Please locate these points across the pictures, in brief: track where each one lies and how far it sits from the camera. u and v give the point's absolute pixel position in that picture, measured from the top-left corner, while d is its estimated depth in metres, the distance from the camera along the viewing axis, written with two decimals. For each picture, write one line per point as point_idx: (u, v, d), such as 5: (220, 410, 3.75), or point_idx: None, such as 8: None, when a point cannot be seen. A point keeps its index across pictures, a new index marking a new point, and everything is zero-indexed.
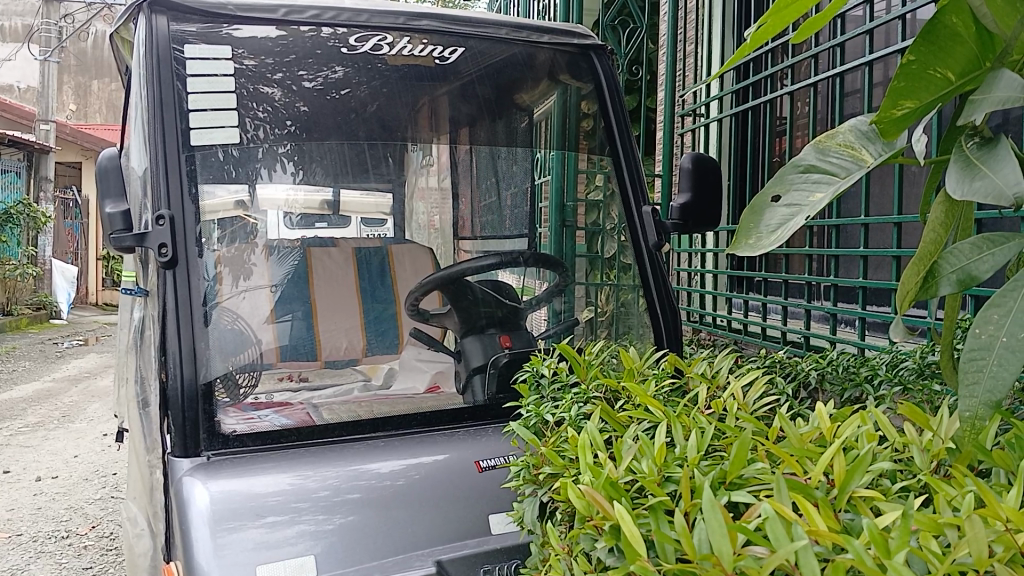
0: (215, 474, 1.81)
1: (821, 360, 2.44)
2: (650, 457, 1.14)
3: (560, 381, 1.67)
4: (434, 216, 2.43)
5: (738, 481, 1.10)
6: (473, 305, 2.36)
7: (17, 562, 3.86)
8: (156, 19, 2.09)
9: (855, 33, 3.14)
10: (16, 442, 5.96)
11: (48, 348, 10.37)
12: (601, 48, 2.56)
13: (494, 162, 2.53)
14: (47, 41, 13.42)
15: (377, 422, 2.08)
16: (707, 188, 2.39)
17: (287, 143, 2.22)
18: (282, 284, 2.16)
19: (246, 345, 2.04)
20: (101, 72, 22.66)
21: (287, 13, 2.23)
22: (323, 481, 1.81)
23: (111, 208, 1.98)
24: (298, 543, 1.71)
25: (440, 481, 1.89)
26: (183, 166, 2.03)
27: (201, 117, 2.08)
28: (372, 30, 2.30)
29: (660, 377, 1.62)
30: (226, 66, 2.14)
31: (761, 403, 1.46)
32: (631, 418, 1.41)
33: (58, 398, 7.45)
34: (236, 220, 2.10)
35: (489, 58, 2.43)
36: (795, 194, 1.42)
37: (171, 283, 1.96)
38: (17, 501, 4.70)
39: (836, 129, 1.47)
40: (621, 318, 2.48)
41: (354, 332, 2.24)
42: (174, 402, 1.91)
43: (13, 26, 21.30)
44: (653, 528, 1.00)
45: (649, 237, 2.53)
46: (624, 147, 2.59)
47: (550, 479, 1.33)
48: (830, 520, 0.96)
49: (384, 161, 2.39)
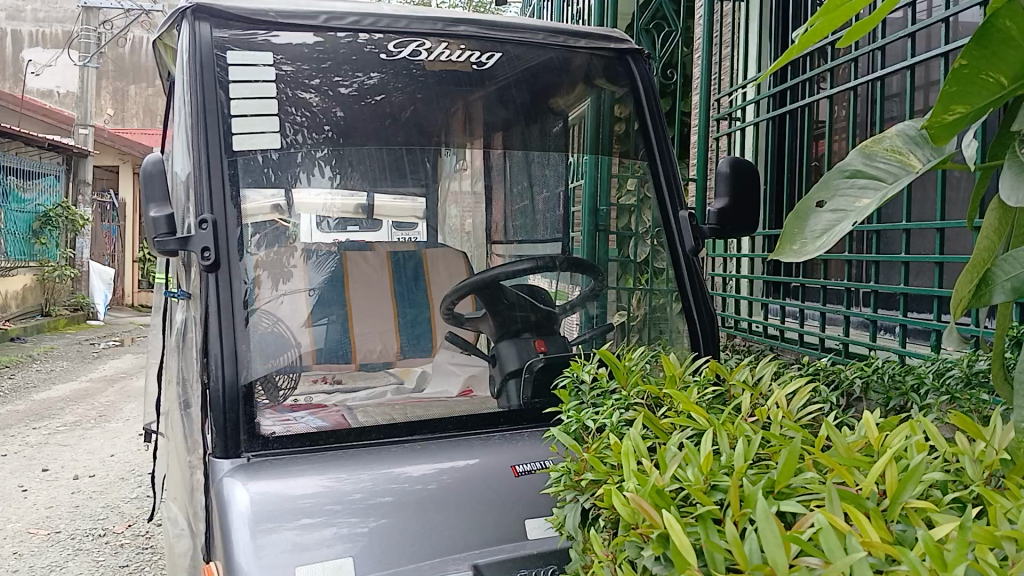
0: (255, 475, 1.84)
1: (866, 368, 2.39)
2: (696, 466, 1.13)
3: (601, 387, 1.65)
4: (466, 219, 2.44)
5: (787, 490, 1.08)
6: (509, 309, 2.36)
7: (55, 559, 3.93)
8: (199, 26, 2.12)
9: (896, 36, 3.07)
10: (54, 441, 6.06)
11: (86, 350, 10.53)
12: (638, 52, 2.56)
13: (528, 167, 2.51)
14: (86, 47, 13.62)
15: (413, 426, 2.09)
16: (745, 194, 2.37)
17: (325, 147, 2.26)
18: (320, 288, 2.18)
19: (286, 348, 2.06)
20: (138, 78, 23.04)
21: (327, 19, 2.25)
22: (357, 485, 1.83)
23: (155, 212, 1.98)
24: (334, 545, 1.71)
25: (472, 486, 1.89)
26: (226, 170, 2.05)
27: (243, 122, 2.11)
28: (411, 36, 2.31)
29: (702, 384, 1.60)
30: (266, 72, 2.16)
31: (805, 412, 1.43)
32: (673, 425, 1.39)
33: (95, 398, 7.58)
34: (269, 223, 2.11)
35: (525, 63, 2.44)
36: (840, 200, 1.45)
37: (214, 286, 1.99)
38: (55, 499, 4.79)
39: (883, 133, 1.50)
40: (654, 322, 2.48)
41: (388, 335, 2.26)
42: (216, 402, 1.93)
43: (54, 32, 21.78)
44: (702, 537, 0.99)
45: (686, 242, 2.50)
46: (660, 148, 2.56)
47: (592, 485, 1.32)
48: (882, 532, 0.95)
49: (422, 165, 2.41)
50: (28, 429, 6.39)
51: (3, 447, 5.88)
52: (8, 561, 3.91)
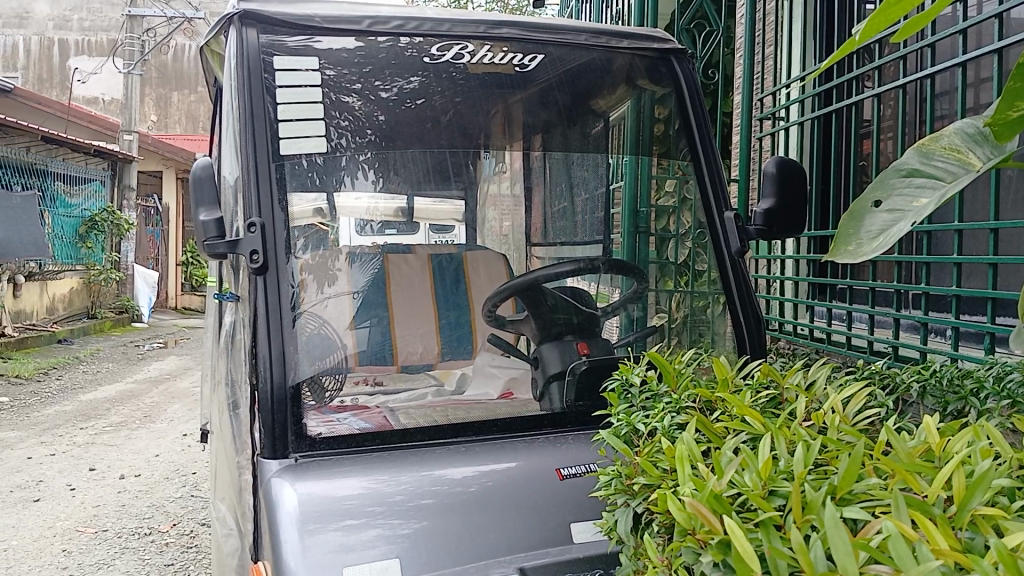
0: (303, 475, 1.86)
1: (924, 371, 2.34)
2: (754, 471, 1.11)
3: (651, 390, 1.63)
4: (504, 221, 2.46)
5: (849, 496, 1.06)
6: (551, 312, 2.36)
7: (103, 557, 4.01)
8: (246, 32, 2.14)
9: (946, 33, 2.98)
10: (101, 441, 6.19)
11: (130, 351, 10.72)
12: (682, 52, 2.52)
13: (568, 168, 2.51)
14: (130, 55, 13.85)
15: (457, 428, 2.09)
16: (792, 194, 2.33)
17: (368, 151, 2.28)
18: (363, 290, 2.19)
19: (332, 349, 2.08)
20: (180, 84, 23.44)
21: (371, 24, 2.25)
22: (398, 487, 1.84)
23: (205, 215, 2.00)
24: (376, 547, 1.71)
25: (514, 488, 1.89)
26: (273, 175, 2.07)
27: (290, 127, 2.13)
28: (453, 39, 2.31)
29: (755, 388, 1.57)
30: (313, 78, 2.19)
31: (862, 416, 1.40)
32: (728, 428, 1.37)
33: (140, 399, 7.71)
34: (312, 227, 2.12)
35: (567, 64, 2.41)
36: (897, 200, 1.43)
37: (263, 289, 2.01)
38: (103, 498, 4.89)
39: (940, 132, 1.49)
40: (694, 325, 2.44)
41: (430, 336, 2.27)
42: (265, 404, 1.96)
43: (99, 41, 22.30)
44: (764, 544, 0.98)
45: (731, 243, 2.47)
46: (706, 151, 2.53)
47: (644, 489, 1.31)
48: (951, 539, 0.93)
49: (465, 168, 2.44)
50: (75, 428, 6.52)
51: (52, 446, 6.01)
52: (58, 558, 4.00)
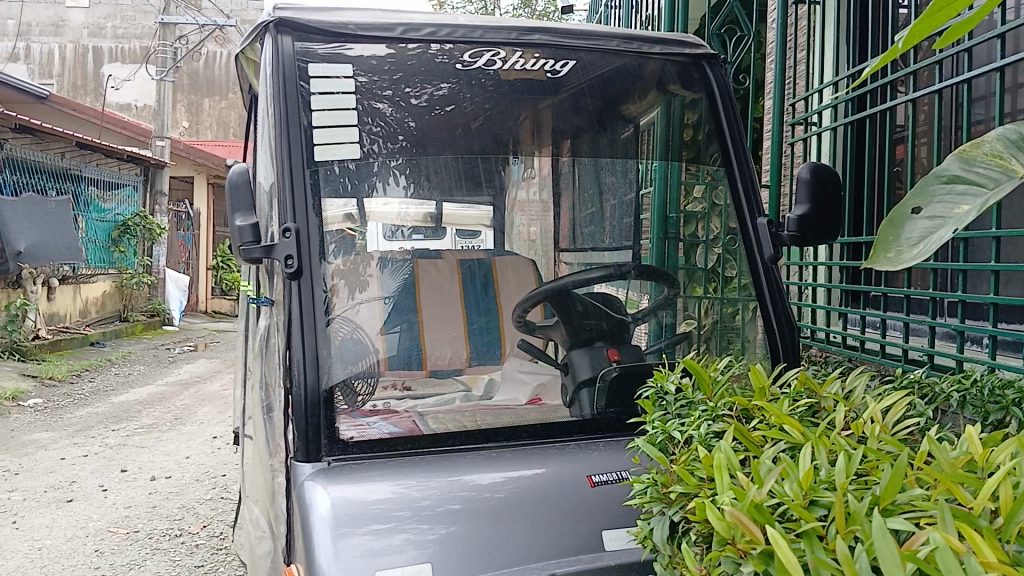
0: (335, 479, 1.87)
1: (964, 381, 2.30)
2: (795, 481, 1.10)
3: (686, 398, 1.62)
4: (533, 228, 2.44)
5: (891, 507, 1.05)
6: (582, 318, 2.37)
7: (134, 558, 4.06)
8: (282, 40, 2.16)
9: (983, 37, 2.94)
10: (132, 442, 6.27)
11: (161, 354, 10.86)
12: (715, 58, 2.50)
13: (597, 174, 2.50)
14: (163, 62, 14.05)
15: (487, 433, 2.10)
16: (826, 199, 2.31)
17: (400, 157, 2.29)
18: (395, 295, 2.20)
19: (365, 354, 2.10)
20: (211, 91, 23.76)
21: (404, 31, 2.28)
22: (425, 492, 1.84)
23: (241, 221, 2.03)
24: (404, 551, 1.71)
25: (543, 494, 1.88)
26: (308, 181, 2.09)
27: (324, 133, 2.15)
28: (485, 45, 2.33)
29: (792, 397, 1.56)
30: (347, 84, 2.20)
31: (902, 426, 1.39)
32: (766, 438, 1.36)
33: (171, 401, 7.81)
34: (340, 233, 2.13)
35: (599, 69, 2.41)
36: (937, 206, 1.41)
37: (297, 293, 2.02)
38: (134, 499, 4.95)
39: (982, 138, 1.47)
40: (723, 331, 2.43)
41: (458, 341, 2.27)
42: (299, 407, 1.98)
43: (132, 49, 22.70)
44: (807, 555, 0.97)
45: (765, 248, 2.46)
46: (740, 161, 2.52)
47: (681, 498, 1.30)
48: (999, 551, 0.91)
49: (496, 174, 2.43)
50: (107, 430, 6.62)
51: (85, 448, 6.11)
52: (91, 558, 4.06)
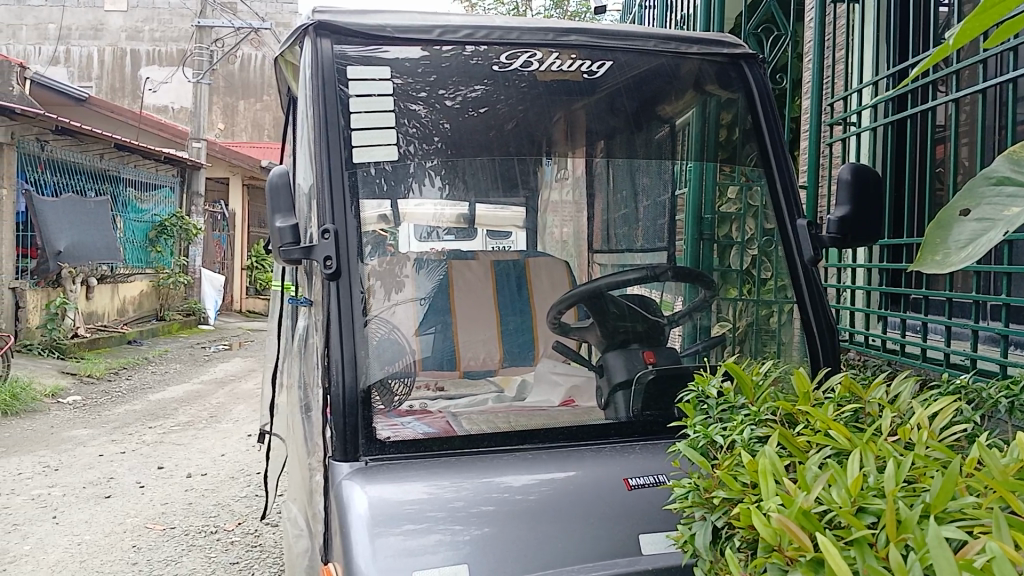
0: (372, 479, 1.89)
1: (1012, 386, 2.24)
2: (843, 487, 1.09)
3: (728, 402, 1.61)
4: (566, 228, 2.43)
5: (943, 515, 1.04)
6: (616, 321, 2.37)
7: (171, 554, 4.12)
8: (321, 43, 2.17)
9: None
10: (169, 439, 6.37)
11: (197, 353, 11.01)
12: (753, 57, 2.46)
13: (632, 175, 2.49)
14: (199, 65, 14.24)
15: (523, 435, 2.10)
16: (867, 201, 2.27)
17: (435, 157, 2.30)
18: (431, 297, 2.22)
19: (402, 355, 2.12)
20: (246, 93, 24.05)
21: (441, 34, 2.27)
22: (459, 493, 1.85)
23: (281, 222, 2.05)
24: (439, 552, 1.71)
25: (577, 496, 1.88)
26: (346, 182, 2.10)
27: (361, 136, 2.16)
28: (522, 48, 2.31)
29: (836, 401, 1.54)
30: (384, 86, 2.22)
31: (951, 432, 1.36)
32: (811, 443, 1.34)
33: (206, 399, 7.92)
34: (374, 235, 2.14)
35: (637, 69, 2.38)
36: (987, 209, 1.38)
37: (336, 294, 2.03)
38: (171, 496, 5.02)
39: None
40: (758, 333, 2.40)
41: (492, 342, 2.27)
42: (337, 407, 1.99)
43: (168, 52, 23.05)
44: (858, 563, 0.97)
45: (804, 250, 2.41)
46: (780, 166, 2.47)
47: (725, 503, 1.29)
48: None
49: (532, 174, 2.44)
50: (144, 427, 6.73)
51: (122, 444, 6.22)
52: (128, 553, 4.12)
